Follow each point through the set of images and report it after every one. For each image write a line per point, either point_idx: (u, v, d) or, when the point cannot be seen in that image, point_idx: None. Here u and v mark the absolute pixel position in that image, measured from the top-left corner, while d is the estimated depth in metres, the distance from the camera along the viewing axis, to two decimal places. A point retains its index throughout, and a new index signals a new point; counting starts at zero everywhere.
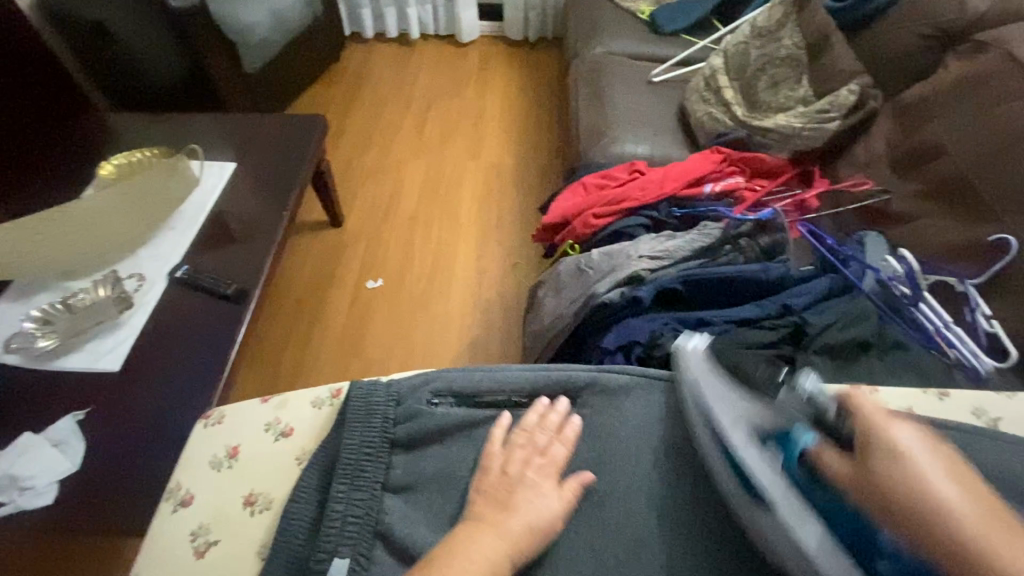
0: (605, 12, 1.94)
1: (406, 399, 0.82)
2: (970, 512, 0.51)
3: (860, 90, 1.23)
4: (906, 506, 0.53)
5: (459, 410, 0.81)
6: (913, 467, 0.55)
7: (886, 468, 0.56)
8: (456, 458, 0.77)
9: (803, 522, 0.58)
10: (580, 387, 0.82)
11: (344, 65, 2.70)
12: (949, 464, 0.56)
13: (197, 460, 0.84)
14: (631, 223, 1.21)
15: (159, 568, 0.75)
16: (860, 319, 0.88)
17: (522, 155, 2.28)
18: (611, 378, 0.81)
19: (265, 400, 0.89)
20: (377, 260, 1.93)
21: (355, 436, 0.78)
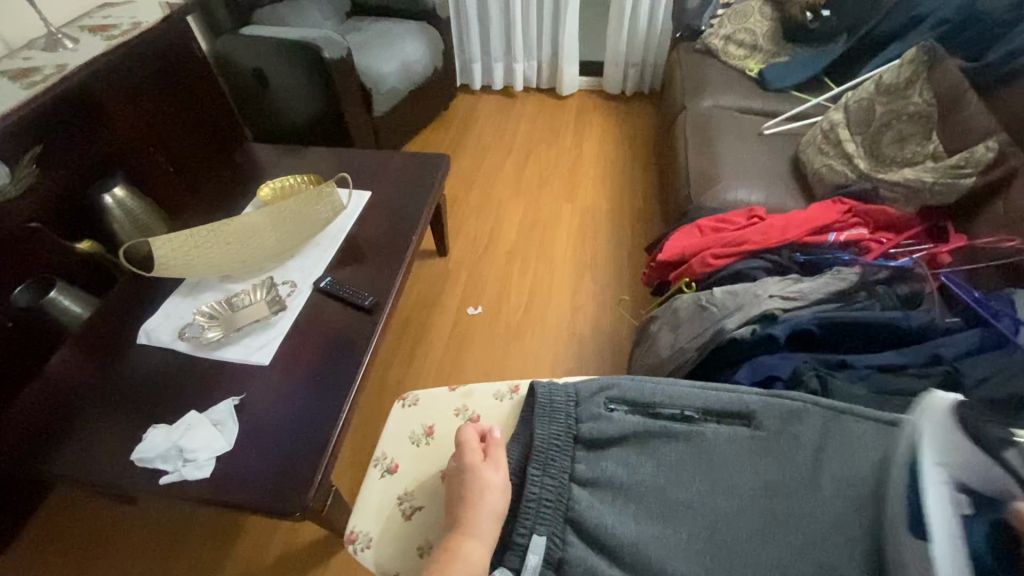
0: (711, 71, 2.03)
1: (581, 401, 0.89)
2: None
3: (999, 147, 1.20)
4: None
5: (634, 419, 0.85)
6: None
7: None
8: (640, 464, 0.82)
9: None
10: (752, 410, 0.83)
11: (453, 112, 2.96)
12: None
13: (396, 434, 0.93)
14: (752, 265, 1.24)
15: (372, 525, 0.83)
16: (1020, 375, 0.83)
17: (618, 200, 2.36)
18: (785, 405, 0.82)
19: (452, 389, 0.98)
20: (478, 289, 2.04)
21: (544, 430, 0.85)
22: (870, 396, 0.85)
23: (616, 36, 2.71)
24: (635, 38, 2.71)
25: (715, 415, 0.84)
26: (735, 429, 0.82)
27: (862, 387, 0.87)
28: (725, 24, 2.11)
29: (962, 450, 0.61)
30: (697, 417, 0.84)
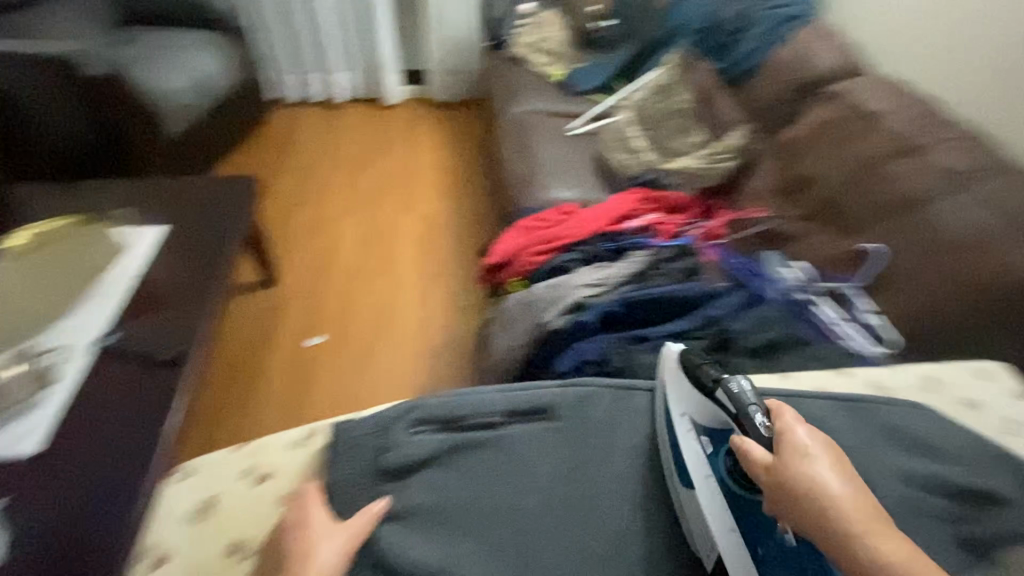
0: (522, 77, 2.15)
1: (389, 428, 0.78)
2: (854, 518, 0.54)
3: (743, 136, 1.46)
4: (802, 519, 0.56)
5: (440, 437, 0.77)
6: (815, 473, 0.57)
7: (795, 469, 0.58)
8: (450, 483, 0.73)
9: (712, 505, 0.65)
10: (549, 405, 0.80)
11: (268, 129, 2.73)
12: (848, 478, 0.57)
13: (170, 518, 0.76)
14: (568, 258, 1.33)
15: None
16: (771, 322, 1.01)
17: (454, 205, 2.37)
18: (578, 391, 0.81)
19: (237, 448, 0.84)
20: (316, 317, 1.89)
21: (341, 473, 0.75)
22: (664, 362, 0.94)
23: (434, 44, 2.73)
24: (452, 46, 2.75)
25: (520, 413, 0.79)
26: (536, 426, 0.78)
27: (658, 355, 0.97)
28: (529, 32, 2.25)
29: (687, 395, 0.74)
30: (500, 419, 0.79)
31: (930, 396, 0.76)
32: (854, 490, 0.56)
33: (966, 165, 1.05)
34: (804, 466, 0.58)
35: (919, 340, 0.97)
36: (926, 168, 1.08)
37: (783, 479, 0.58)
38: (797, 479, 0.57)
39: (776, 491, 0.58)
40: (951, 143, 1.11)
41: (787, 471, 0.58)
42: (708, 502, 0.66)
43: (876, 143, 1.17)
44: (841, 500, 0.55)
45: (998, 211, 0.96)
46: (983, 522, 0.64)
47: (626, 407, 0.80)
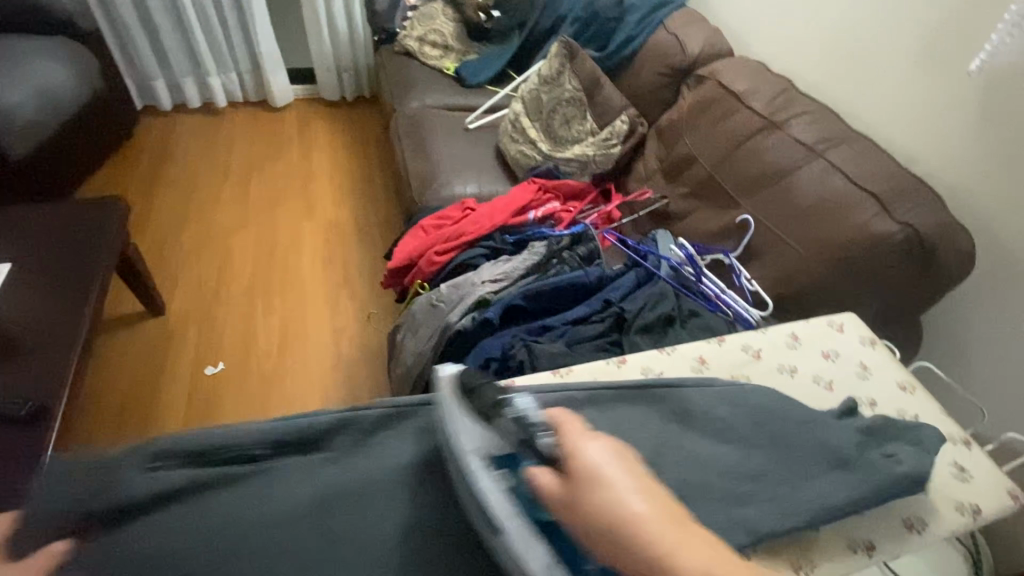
0: (413, 73, 2.10)
1: (117, 473, 0.51)
2: (659, 535, 0.45)
3: (629, 120, 1.52)
4: (616, 549, 0.45)
5: (199, 473, 0.53)
6: (609, 496, 0.47)
7: (590, 494, 0.47)
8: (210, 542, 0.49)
9: (536, 554, 0.46)
10: (327, 431, 0.60)
11: (139, 140, 2.47)
12: (640, 483, 0.48)
13: None
14: (472, 254, 1.31)
15: None
16: (662, 299, 1.04)
17: (358, 208, 2.28)
18: (364, 416, 0.62)
19: None
20: (215, 343, 1.75)
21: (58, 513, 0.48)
22: (565, 351, 0.95)
23: (319, 41, 2.60)
24: (339, 41, 2.63)
25: (290, 445, 0.58)
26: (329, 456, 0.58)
27: (560, 344, 0.98)
28: (416, 26, 2.19)
29: (466, 425, 0.54)
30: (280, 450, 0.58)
31: (791, 354, 0.76)
32: (646, 496, 0.47)
33: (818, 137, 1.14)
34: (596, 490, 0.47)
35: (792, 301, 1.07)
36: (786, 142, 1.16)
37: (587, 506, 0.47)
38: (597, 505, 0.46)
39: (584, 521, 0.46)
40: (807, 116, 1.20)
41: (587, 496, 0.47)
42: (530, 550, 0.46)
43: (741, 120, 1.26)
44: (645, 524, 0.45)
45: (848, 177, 1.05)
46: (771, 502, 0.58)
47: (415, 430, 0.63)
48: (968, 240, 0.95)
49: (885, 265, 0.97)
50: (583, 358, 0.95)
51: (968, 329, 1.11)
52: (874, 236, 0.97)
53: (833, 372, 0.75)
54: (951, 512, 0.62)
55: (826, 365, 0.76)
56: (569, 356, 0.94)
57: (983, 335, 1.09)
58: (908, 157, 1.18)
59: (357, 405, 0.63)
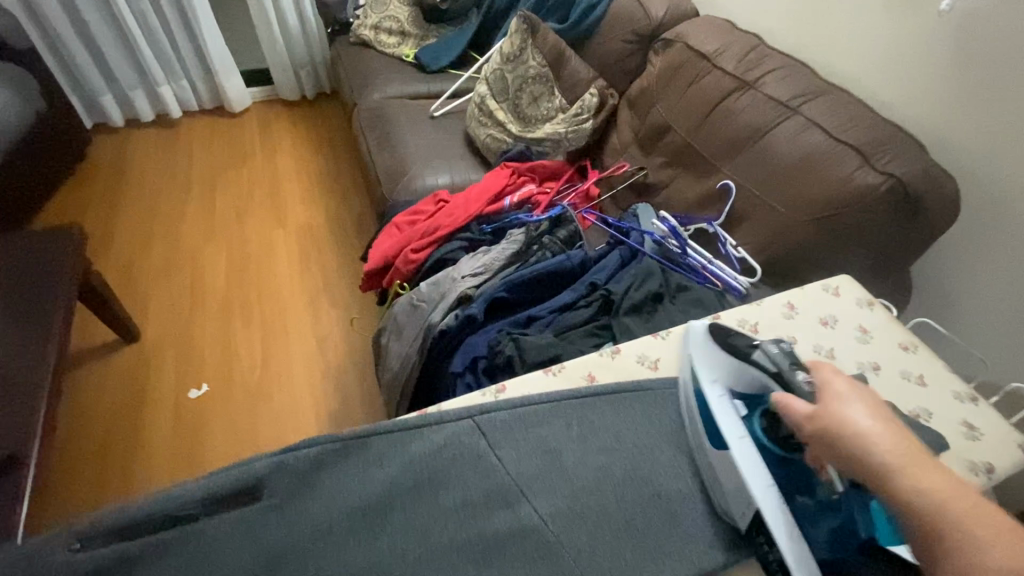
0: (371, 64, 2.02)
1: (38, 557, 0.47)
2: (887, 454, 0.45)
3: (598, 92, 1.46)
4: (844, 461, 0.47)
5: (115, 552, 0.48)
6: (846, 415, 0.48)
7: (831, 410, 0.49)
8: None
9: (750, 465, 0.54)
10: (262, 478, 0.54)
11: (93, 161, 2.36)
12: (877, 410, 0.49)
13: None
14: (450, 248, 1.26)
15: None
16: (648, 277, 1.01)
17: (330, 210, 2.20)
18: (301, 456, 0.55)
19: None
20: (196, 365, 1.69)
21: None
22: (553, 341, 0.90)
23: (270, 39, 2.48)
24: (291, 38, 2.52)
25: (218, 502, 0.52)
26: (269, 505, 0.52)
27: (548, 334, 0.94)
28: (369, 14, 2.10)
29: (716, 362, 0.61)
30: (209, 510, 0.52)
31: (787, 323, 0.73)
32: (885, 420, 0.48)
33: (792, 92, 1.10)
34: (835, 407, 0.49)
35: (779, 265, 1.04)
36: (761, 101, 1.12)
37: (827, 419, 0.49)
38: (837, 422, 0.48)
39: (820, 435, 0.49)
40: (779, 72, 1.16)
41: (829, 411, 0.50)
42: (743, 459, 0.54)
43: (713, 82, 1.21)
44: (875, 440, 0.46)
45: (827, 132, 1.01)
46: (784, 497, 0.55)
47: (376, 459, 0.57)
48: (952, 185, 0.93)
49: (873, 219, 0.93)
50: (572, 346, 0.91)
51: (960, 275, 1.10)
52: (861, 190, 0.93)
53: (832, 338, 0.72)
54: (962, 474, 0.60)
55: (825, 332, 0.73)
56: (557, 346, 0.90)
57: (974, 280, 1.08)
58: (884, 105, 1.15)
59: (293, 444, 0.56)
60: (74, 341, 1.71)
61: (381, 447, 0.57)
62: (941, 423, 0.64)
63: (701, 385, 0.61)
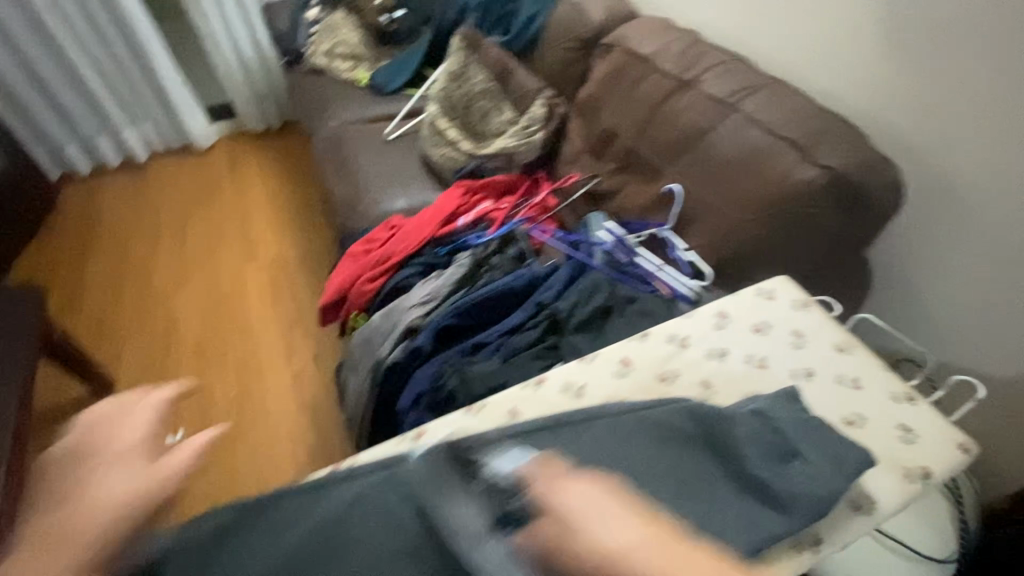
0: (327, 91, 2.00)
1: None
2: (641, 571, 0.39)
3: (546, 103, 1.44)
4: None
5: None
6: (590, 533, 0.42)
7: (575, 535, 0.43)
8: None
9: None
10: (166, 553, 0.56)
11: (63, 211, 2.36)
12: (621, 506, 0.43)
13: None
14: (404, 275, 1.24)
15: None
16: (595, 292, 0.99)
17: (301, 240, 2.19)
18: (203, 529, 0.57)
19: None
20: (172, 411, 1.68)
21: None
22: (498, 369, 0.88)
23: (230, 73, 2.47)
24: (251, 70, 2.51)
25: None
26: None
27: (495, 360, 0.92)
28: (321, 41, 2.09)
29: (464, 510, 0.52)
30: None
31: (722, 336, 0.71)
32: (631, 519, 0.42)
33: (732, 88, 1.08)
34: (580, 527, 0.43)
35: (730, 267, 1.01)
36: (700, 100, 1.10)
37: (575, 546, 0.43)
38: (580, 550, 0.42)
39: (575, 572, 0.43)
40: (718, 68, 1.13)
41: (573, 537, 0.43)
42: None
43: (653, 85, 1.19)
44: (626, 556, 0.40)
45: (765, 127, 0.99)
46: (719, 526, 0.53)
47: (289, 521, 0.58)
48: (895, 173, 0.90)
49: (816, 214, 0.91)
50: (518, 372, 0.89)
51: (920, 260, 1.07)
52: (802, 186, 0.91)
53: (767, 347, 0.70)
54: (897, 482, 0.58)
55: (758, 340, 0.71)
56: (502, 374, 0.88)
57: (934, 265, 1.05)
58: (827, 93, 1.13)
59: (201, 516, 0.59)
60: (47, 401, 1.70)
61: (294, 509, 0.59)
62: (878, 430, 0.62)
63: (455, 542, 0.51)
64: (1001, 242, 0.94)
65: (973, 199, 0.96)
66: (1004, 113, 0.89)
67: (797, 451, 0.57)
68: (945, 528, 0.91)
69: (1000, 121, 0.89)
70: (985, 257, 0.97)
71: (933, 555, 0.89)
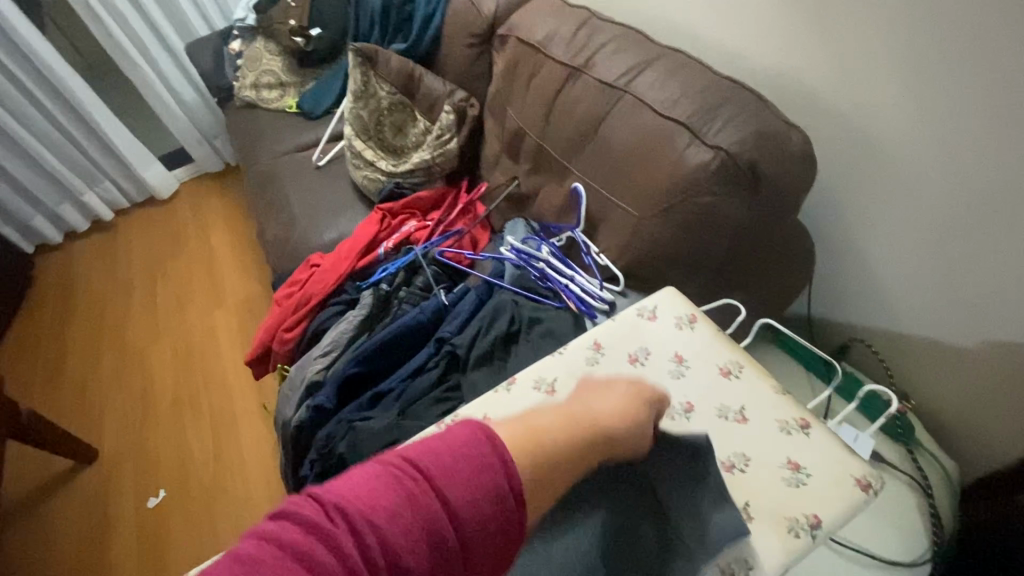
0: (257, 124, 1.95)
1: None
2: None
3: (454, 108, 1.34)
4: None
5: None
6: None
7: None
8: None
9: None
10: None
11: (40, 283, 2.40)
12: None
13: None
14: (322, 319, 1.19)
15: None
16: (495, 319, 0.92)
17: (262, 276, 2.18)
18: None
19: None
20: (153, 472, 1.70)
21: None
22: (389, 424, 0.83)
23: (173, 118, 2.44)
24: (194, 111, 2.48)
25: None
26: None
27: (393, 411, 0.87)
28: (246, 73, 2.01)
29: None
30: None
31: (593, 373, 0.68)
32: None
33: (623, 68, 0.97)
34: None
35: (641, 268, 0.92)
36: (591, 86, 0.99)
37: None
38: None
39: None
40: (610, 45, 1.01)
41: None
42: None
43: (548, 75, 1.09)
44: None
45: (656, 109, 0.88)
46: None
47: None
48: (800, 140, 0.80)
49: (717, 201, 0.81)
50: (411, 423, 0.83)
51: (861, 223, 0.95)
52: (695, 171, 0.81)
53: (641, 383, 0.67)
54: (781, 539, 0.56)
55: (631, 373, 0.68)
56: (394, 428, 0.83)
57: (877, 229, 0.93)
58: (733, 53, 1.00)
59: None
60: (32, 481, 1.73)
61: None
62: (764, 474, 0.60)
63: None
64: (944, 195, 0.82)
65: (904, 148, 0.83)
66: (923, 47, 0.76)
67: (666, 519, 0.56)
68: (907, 522, 0.82)
69: (920, 55, 0.76)
70: (929, 213, 0.85)
71: (899, 560, 0.79)
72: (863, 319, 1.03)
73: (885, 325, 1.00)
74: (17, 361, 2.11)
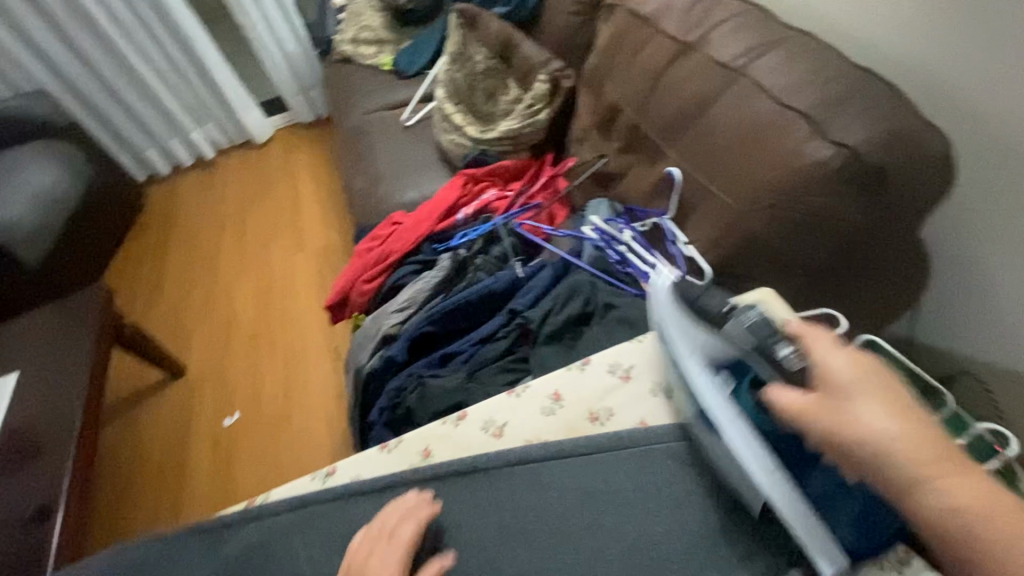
0: (352, 80, 2.00)
1: None
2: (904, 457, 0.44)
3: (549, 77, 1.31)
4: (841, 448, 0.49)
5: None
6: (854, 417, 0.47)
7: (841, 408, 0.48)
8: None
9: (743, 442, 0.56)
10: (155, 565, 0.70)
11: (149, 210, 2.63)
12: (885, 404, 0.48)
13: None
14: (398, 276, 1.23)
15: None
16: (570, 297, 0.92)
17: (342, 227, 2.28)
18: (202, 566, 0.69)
19: None
20: (230, 394, 1.85)
21: None
22: (456, 385, 0.87)
23: (275, 67, 2.56)
24: (294, 62, 2.59)
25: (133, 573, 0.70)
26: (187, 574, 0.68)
27: (460, 373, 0.90)
28: (347, 28, 2.07)
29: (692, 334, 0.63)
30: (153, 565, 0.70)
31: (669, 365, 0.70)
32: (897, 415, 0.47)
33: (742, 48, 0.90)
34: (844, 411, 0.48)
35: (732, 265, 0.87)
36: (703, 66, 0.93)
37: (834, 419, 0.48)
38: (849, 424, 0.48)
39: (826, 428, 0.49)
40: (729, 23, 0.95)
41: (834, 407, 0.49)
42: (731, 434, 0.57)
43: (655, 50, 1.03)
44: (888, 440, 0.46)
45: (774, 96, 0.82)
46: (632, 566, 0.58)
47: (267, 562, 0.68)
48: (936, 144, 0.72)
49: (828, 201, 0.75)
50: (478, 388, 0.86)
51: (995, 246, 0.84)
52: (807, 167, 0.75)
53: None
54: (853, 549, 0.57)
55: None
56: (461, 391, 0.86)
57: (1013, 254, 0.82)
58: (870, 42, 0.90)
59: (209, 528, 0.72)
60: (130, 387, 1.94)
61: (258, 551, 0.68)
62: None
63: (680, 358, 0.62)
64: None
65: None
66: None
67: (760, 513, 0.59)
68: None
69: None
70: None
71: None
72: (976, 351, 0.93)
73: (1004, 362, 0.89)
74: (125, 278, 2.34)
